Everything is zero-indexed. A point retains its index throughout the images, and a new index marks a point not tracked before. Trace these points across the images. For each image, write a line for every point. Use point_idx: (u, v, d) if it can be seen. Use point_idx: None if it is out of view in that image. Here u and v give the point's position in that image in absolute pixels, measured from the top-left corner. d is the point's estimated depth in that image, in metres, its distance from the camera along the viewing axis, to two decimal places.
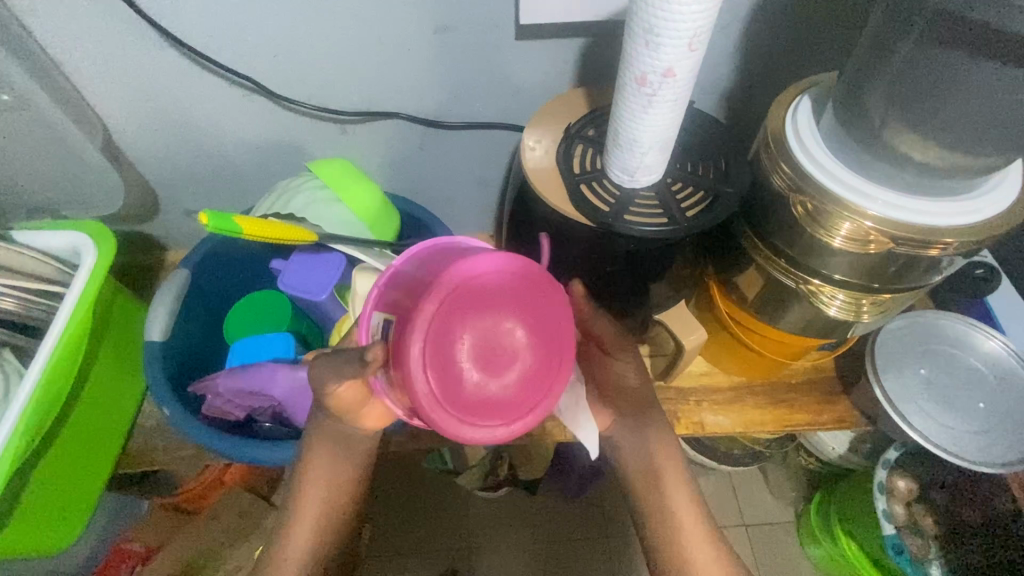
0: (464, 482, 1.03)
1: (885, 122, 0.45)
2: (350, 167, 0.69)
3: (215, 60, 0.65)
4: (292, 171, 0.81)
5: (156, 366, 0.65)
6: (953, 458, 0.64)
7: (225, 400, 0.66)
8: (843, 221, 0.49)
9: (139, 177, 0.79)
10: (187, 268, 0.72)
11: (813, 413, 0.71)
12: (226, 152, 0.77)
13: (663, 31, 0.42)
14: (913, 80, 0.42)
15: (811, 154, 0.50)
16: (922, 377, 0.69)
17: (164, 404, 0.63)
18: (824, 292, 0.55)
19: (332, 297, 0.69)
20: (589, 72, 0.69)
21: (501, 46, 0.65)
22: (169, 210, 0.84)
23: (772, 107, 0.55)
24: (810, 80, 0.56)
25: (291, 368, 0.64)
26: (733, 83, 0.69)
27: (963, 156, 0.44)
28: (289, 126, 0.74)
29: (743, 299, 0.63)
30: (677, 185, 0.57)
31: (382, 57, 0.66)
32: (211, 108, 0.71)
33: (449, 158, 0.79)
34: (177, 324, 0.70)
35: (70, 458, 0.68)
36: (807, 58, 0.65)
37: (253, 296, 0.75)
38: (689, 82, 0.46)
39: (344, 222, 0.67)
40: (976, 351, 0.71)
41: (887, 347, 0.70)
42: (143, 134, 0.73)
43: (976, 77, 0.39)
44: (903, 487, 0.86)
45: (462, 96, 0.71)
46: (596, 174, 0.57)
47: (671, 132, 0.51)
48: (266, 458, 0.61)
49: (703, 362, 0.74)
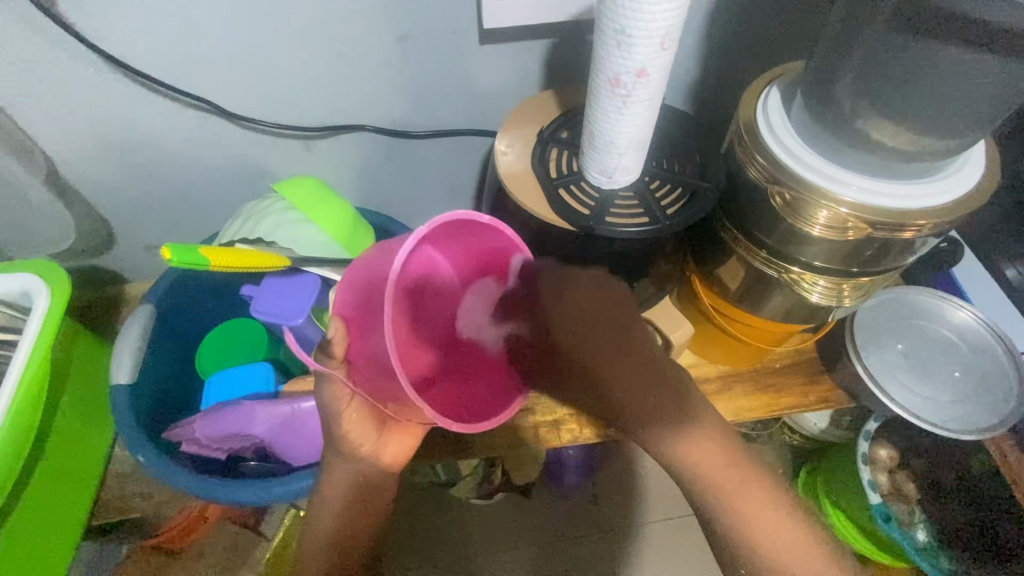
0: (458, 493, 1.01)
1: (855, 112, 0.45)
2: (320, 186, 0.67)
3: (165, 83, 0.61)
4: (256, 192, 0.77)
5: (125, 412, 0.62)
6: (935, 428, 0.66)
7: (203, 444, 0.62)
8: (821, 209, 0.49)
9: (92, 211, 0.74)
10: (152, 302, 0.67)
11: (799, 395, 0.72)
12: (186, 177, 0.73)
13: (634, 31, 0.41)
14: (881, 66, 0.42)
15: (786, 146, 0.50)
16: (900, 352, 0.71)
17: (137, 450, 0.60)
18: (805, 279, 0.56)
19: (309, 319, 0.66)
20: (556, 73, 0.68)
21: (465, 52, 0.64)
22: (127, 243, 0.79)
23: (742, 99, 0.55)
24: (776, 71, 0.56)
25: (267, 407, 0.60)
26: (700, 79, 0.69)
27: (934, 141, 0.44)
28: (249, 145, 0.71)
29: (726, 290, 0.64)
30: (655, 184, 0.56)
31: (343, 69, 0.63)
32: (165, 131, 0.67)
33: (418, 169, 0.78)
34: (145, 364, 0.66)
35: (37, 519, 0.65)
36: (768, 50, 0.66)
37: (224, 326, 0.71)
38: (661, 84, 0.46)
39: (315, 243, 0.64)
40: (948, 323, 0.73)
41: (864, 328, 0.72)
42: (91, 164, 0.69)
43: (943, 62, 0.39)
44: (886, 456, 0.90)
45: (429, 103, 0.69)
46: (573, 177, 0.56)
47: (647, 132, 0.50)
48: (256, 496, 0.58)
49: (689, 354, 0.74)
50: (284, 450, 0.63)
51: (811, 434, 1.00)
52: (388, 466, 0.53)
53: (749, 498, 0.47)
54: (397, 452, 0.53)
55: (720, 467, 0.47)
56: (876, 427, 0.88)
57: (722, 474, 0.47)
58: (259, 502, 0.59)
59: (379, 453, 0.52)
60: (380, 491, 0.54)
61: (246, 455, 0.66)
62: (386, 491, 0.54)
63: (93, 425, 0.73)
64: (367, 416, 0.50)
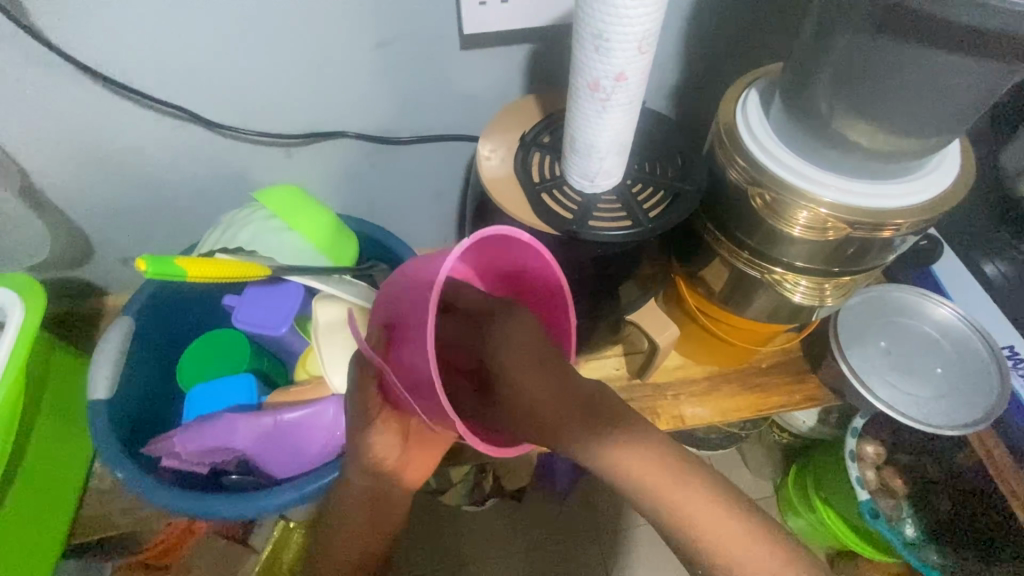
0: (449, 500, 1.01)
1: (831, 113, 0.46)
2: (300, 192, 0.65)
3: (141, 92, 0.60)
4: (237, 201, 0.76)
5: (103, 428, 0.60)
6: (918, 424, 0.66)
7: (186, 459, 0.61)
8: (801, 210, 0.49)
9: (68, 223, 0.72)
10: (130, 315, 0.66)
11: (786, 394, 0.73)
12: (166, 187, 0.72)
13: (611, 35, 0.41)
14: (855, 67, 0.42)
15: (766, 147, 0.51)
16: (882, 349, 0.72)
17: (115, 467, 0.58)
18: (788, 280, 0.56)
19: (293, 329, 0.66)
20: (537, 78, 0.68)
21: (446, 57, 0.64)
22: (105, 254, 0.78)
23: (722, 102, 0.55)
24: (755, 74, 0.57)
25: (250, 420, 0.59)
26: (680, 82, 0.69)
27: (908, 140, 0.45)
28: (229, 153, 0.70)
29: (711, 291, 0.64)
30: (638, 187, 0.56)
31: (321, 75, 0.63)
32: (142, 141, 0.66)
33: (401, 174, 0.77)
34: (124, 378, 0.65)
35: (14, 541, 0.63)
36: (746, 52, 0.66)
37: (205, 337, 0.70)
38: (641, 87, 0.46)
39: (296, 252, 0.63)
40: (929, 319, 0.74)
41: (847, 326, 0.73)
42: (67, 175, 0.67)
43: (915, 63, 0.40)
44: (872, 452, 0.91)
45: (411, 109, 0.68)
46: (555, 181, 0.56)
47: (627, 135, 0.50)
48: (240, 511, 0.57)
49: (676, 355, 0.74)
50: (267, 463, 0.62)
51: (800, 432, 1.01)
52: (408, 481, 0.51)
53: (713, 520, 0.40)
54: (419, 468, 0.52)
55: (660, 480, 0.42)
56: (863, 424, 0.89)
57: (673, 493, 0.41)
58: (244, 517, 0.57)
59: (404, 467, 0.51)
60: (398, 507, 0.52)
61: (229, 469, 0.65)
62: (397, 508, 0.52)
63: (70, 441, 0.71)
64: (395, 427, 0.49)
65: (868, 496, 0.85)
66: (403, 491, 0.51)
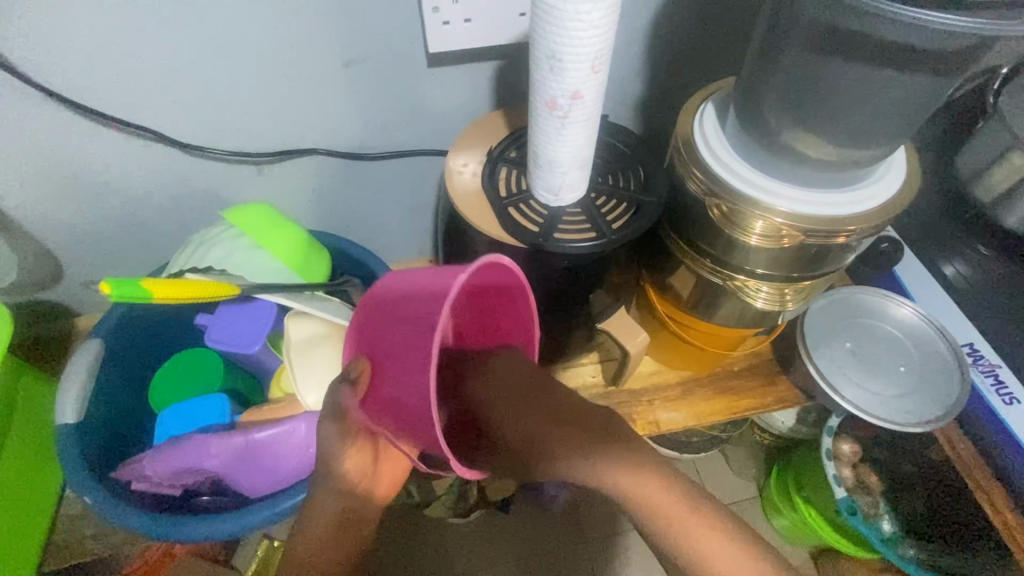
0: (435, 513, 1.00)
1: (779, 126, 0.48)
2: (269, 210, 0.66)
3: (109, 114, 0.61)
4: (210, 219, 0.76)
5: (71, 453, 0.60)
6: (883, 422, 0.68)
7: (156, 481, 0.61)
8: (756, 219, 0.51)
9: (36, 245, 0.72)
10: (100, 337, 0.66)
11: (758, 396, 0.74)
12: (136, 207, 0.72)
13: (564, 56, 0.42)
14: (798, 83, 0.44)
15: (721, 159, 0.53)
16: (848, 350, 0.74)
17: (84, 492, 0.58)
18: (750, 286, 0.58)
19: (265, 347, 0.66)
20: (505, 93, 0.69)
21: (413, 75, 0.65)
22: (76, 276, 0.77)
23: (680, 115, 0.57)
24: (711, 87, 0.58)
25: (220, 440, 0.59)
26: (646, 95, 0.71)
27: (853, 151, 0.47)
28: (200, 173, 0.70)
29: (679, 298, 0.66)
30: (601, 199, 0.57)
31: (289, 94, 0.63)
32: (110, 162, 0.66)
33: (375, 189, 0.77)
34: (94, 401, 0.65)
35: None
36: (707, 65, 0.68)
37: (178, 357, 0.69)
38: (598, 104, 0.47)
39: (266, 270, 0.64)
40: (892, 320, 0.76)
41: (815, 328, 0.75)
42: (33, 197, 0.67)
43: (851, 79, 0.42)
44: (848, 450, 0.93)
45: (381, 125, 0.69)
46: (521, 195, 0.57)
47: (588, 150, 0.51)
48: (210, 532, 0.57)
49: (651, 361, 0.76)
50: (240, 483, 0.62)
51: (779, 432, 1.03)
52: (381, 494, 0.51)
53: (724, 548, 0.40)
54: (388, 483, 0.52)
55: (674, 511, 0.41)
56: (838, 423, 0.91)
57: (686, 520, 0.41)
58: (216, 538, 0.57)
59: (376, 485, 0.51)
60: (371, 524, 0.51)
61: (201, 489, 0.64)
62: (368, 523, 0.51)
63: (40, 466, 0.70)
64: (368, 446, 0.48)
65: (844, 494, 0.86)
66: (373, 507, 0.51)
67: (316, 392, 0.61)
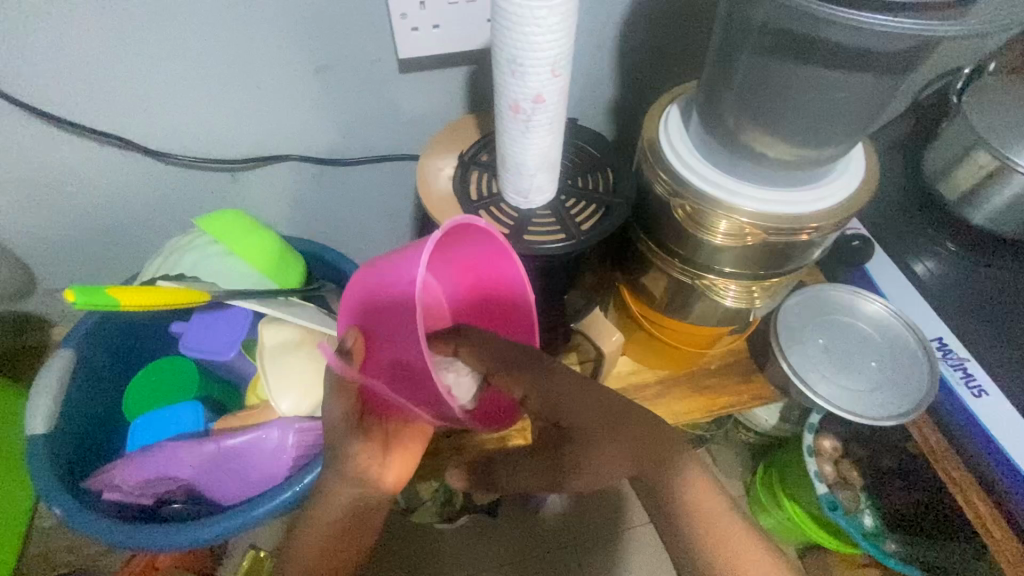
0: (422, 519, 1.00)
1: (738, 127, 0.49)
2: (241, 215, 0.65)
3: (78, 122, 0.60)
4: (186, 227, 0.76)
5: (40, 465, 0.59)
6: (855, 417, 0.69)
7: (128, 491, 0.60)
8: (720, 219, 0.52)
9: (7, 256, 0.71)
10: (72, 347, 0.65)
11: (735, 394, 0.75)
12: (110, 216, 0.71)
13: (523, 60, 0.43)
14: (753, 85, 0.45)
15: (686, 160, 0.54)
16: (821, 346, 0.75)
17: (53, 503, 0.57)
18: (719, 285, 0.59)
19: (240, 353, 0.66)
20: (478, 97, 0.70)
21: (385, 80, 0.65)
22: (49, 286, 0.76)
23: (646, 118, 0.58)
24: (677, 91, 0.60)
25: (191, 447, 0.59)
26: (617, 98, 0.72)
27: (810, 150, 0.48)
28: (174, 181, 0.70)
29: (653, 298, 0.66)
30: (572, 202, 0.58)
31: (261, 101, 0.64)
32: (81, 171, 0.66)
33: (352, 195, 0.78)
34: (65, 412, 0.64)
35: None
36: (677, 68, 0.69)
37: (153, 366, 0.69)
38: (561, 107, 0.48)
39: (239, 275, 0.63)
40: (864, 316, 0.77)
41: (789, 325, 0.76)
42: (4, 207, 0.66)
43: (802, 81, 0.43)
44: (829, 447, 0.94)
45: (355, 131, 0.70)
46: (493, 199, 0.58)
47: (554, 153, 0.52)
48: (182, 540, 0.56)
49: (629, 361, 0.77)
50: (214, 489, 0.61)
51: (762, 430, 1.04)
52: (389, 483, 0.50)
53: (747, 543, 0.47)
54: (401, 471, 0.50)
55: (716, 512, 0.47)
56: (819, 420, 0.92)
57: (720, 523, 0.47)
58: (190, 546, 0.57)
59: (386, 471, 0.49)
60: (382, 516, 0.51)
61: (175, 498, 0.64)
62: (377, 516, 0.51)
63: None
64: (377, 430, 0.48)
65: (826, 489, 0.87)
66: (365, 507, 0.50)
67: (291, 399, 0.62)
